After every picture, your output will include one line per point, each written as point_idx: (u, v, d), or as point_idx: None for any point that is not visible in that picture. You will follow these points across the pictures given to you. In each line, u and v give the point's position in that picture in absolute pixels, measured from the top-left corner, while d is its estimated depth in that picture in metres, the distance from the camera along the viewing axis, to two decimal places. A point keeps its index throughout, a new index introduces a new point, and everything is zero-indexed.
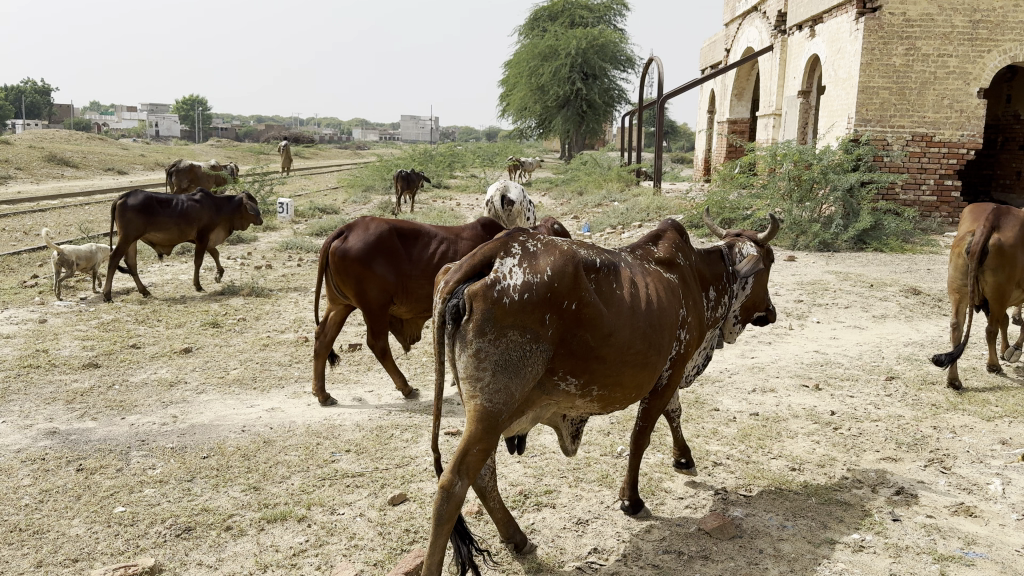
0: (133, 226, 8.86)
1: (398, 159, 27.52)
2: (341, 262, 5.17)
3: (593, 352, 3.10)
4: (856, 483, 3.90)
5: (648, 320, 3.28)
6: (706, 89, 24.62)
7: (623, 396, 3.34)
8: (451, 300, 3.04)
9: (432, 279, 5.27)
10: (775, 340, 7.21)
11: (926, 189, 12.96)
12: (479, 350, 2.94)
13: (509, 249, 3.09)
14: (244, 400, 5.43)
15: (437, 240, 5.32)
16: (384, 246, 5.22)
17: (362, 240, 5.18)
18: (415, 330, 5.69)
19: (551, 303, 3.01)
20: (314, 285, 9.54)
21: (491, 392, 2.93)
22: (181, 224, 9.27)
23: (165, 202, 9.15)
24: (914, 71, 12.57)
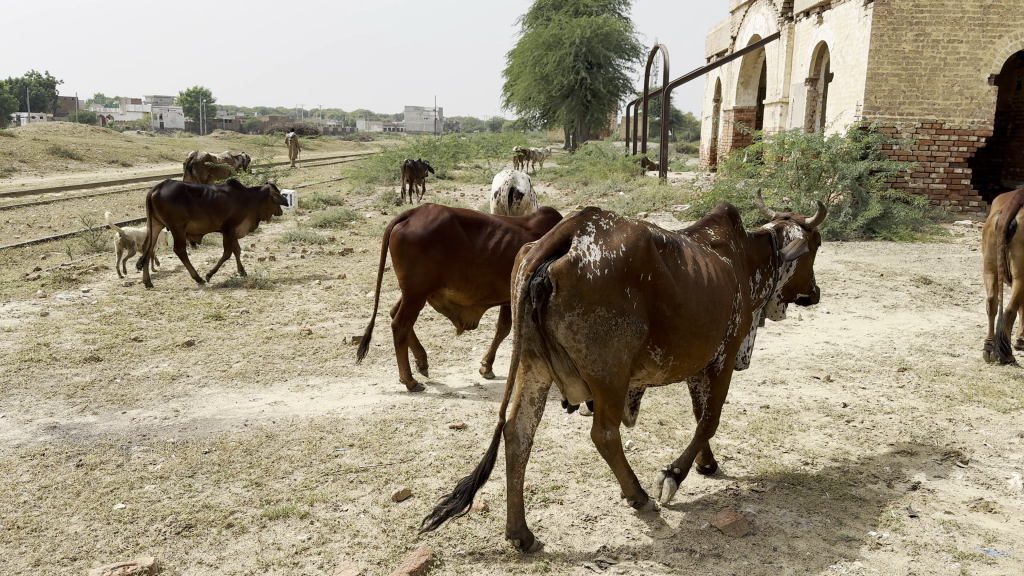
0: (167, 217, 8.95)
1: (402, 149, 27.41)
2: (399, 247, 5.32)
3: (668, 323, 3.29)
4: (871, 477, 3.81)
5: (712, 294, 3.50)
6: (712, 77, 24.42)
7: (691, 366, 3.53)
8: (536, 278, 3.16)
9: (492, 266, 5.37)
10: (785, 331, 7.12)
11: (936, 177, 12.82)
12: (571, 324, 3.12)
13: (584, 227, 3.23)
14: (246, 394, 5.36)
15: (499, 230, 5.43)
16: (445, 233, 5.34)
17: (423, 226, 5.32)
18: (474, 317, 5.78)
19: (629, 278, 3.18)
20: (317, 277, 9.47)
21: (591, 361, 3.15)
22: (212, 214, 9.26)
23: (196, 191, 9.16)
24: (923, 57, 12.40)
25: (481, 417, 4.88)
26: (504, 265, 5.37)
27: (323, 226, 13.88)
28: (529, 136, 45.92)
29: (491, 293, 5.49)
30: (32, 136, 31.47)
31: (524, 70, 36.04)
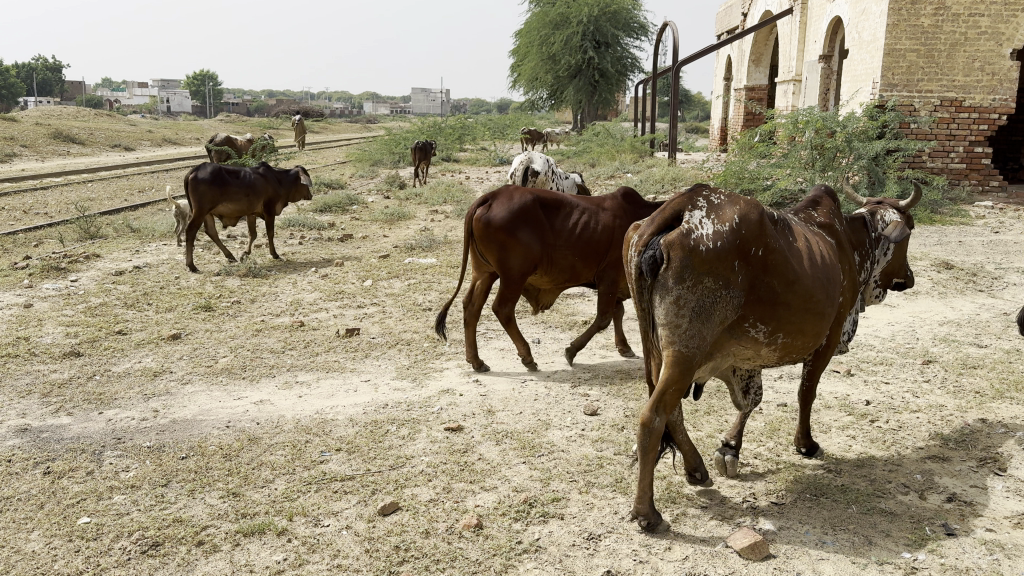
0: (206, 198, 8.84)
1: (407, 131, 27.01)
2: (486, 231, 5.23)
3: (778, 299, 3.34)
4: (901, 487, 3.48)
5: (823, 271, 3.54)
6: (723, 55, 23.88)
7: (801, 344, 3.56)
8: (648, 253, 3.27)
9: (576, 250, 5.37)
10: None
11: (955, 157, 12.38)
12: (678, 297, 3.17)
13: (696, 202, 3.31)
14: (231, 392, 5.06)
15: (579, 211, 5.41)
16: (530, 215, 5.28)
17: (507, 209, 5.24)
18: (549, 297, 5.84)
19: (742, 250, 3.23)
20: (314, 264, 9.15)
21: (688, 337, 3.17)
22: (250, 195, 9.20)
23: (235, 173, 9.09)
24: (943, 32, 11.93)
25: (479, 417, 4.57)
26: (587, 246, 5.36)
27: (324, 211, 13.56)
28: (536, 118, 45.42)
29: (571, 276, 5.49)
30: (35, 121, 31.15)
31: (530, 50, 35.51)
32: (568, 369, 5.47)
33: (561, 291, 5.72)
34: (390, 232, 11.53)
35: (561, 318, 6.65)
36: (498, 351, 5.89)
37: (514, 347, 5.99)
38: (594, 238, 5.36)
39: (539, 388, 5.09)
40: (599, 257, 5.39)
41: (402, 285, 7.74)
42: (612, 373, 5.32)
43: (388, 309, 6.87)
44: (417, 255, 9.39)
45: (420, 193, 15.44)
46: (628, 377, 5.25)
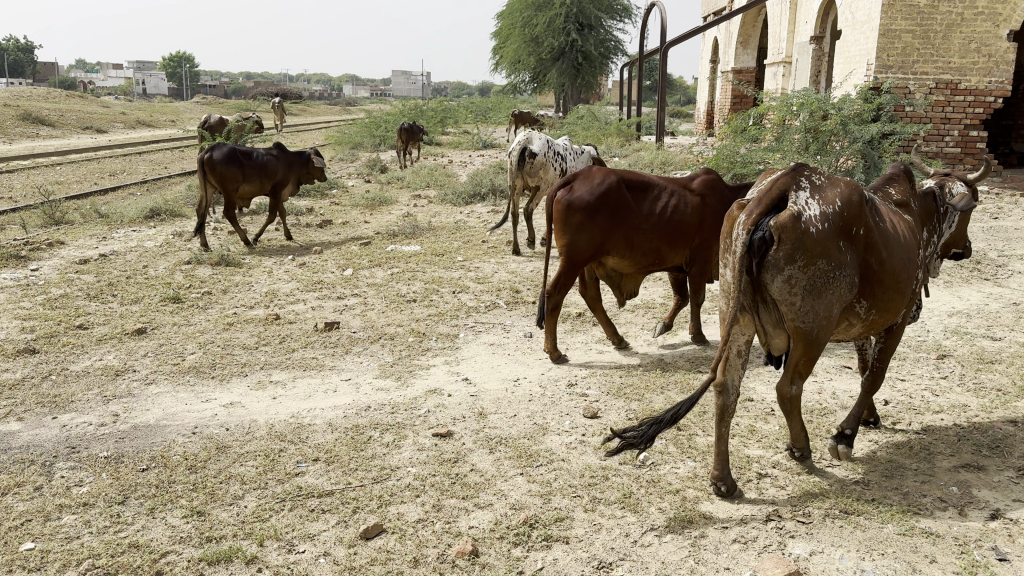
0: (225, 178, 8.91)
1: (387, 114, 26.42)
2: (566, 215, 5.06)
3: (873, 276, 3.45)
4: (938, 502, 3.16)
5: (904, 251, 3.65)
6: (709, 37, 23.48)
7: (886, 320, 3.68)
8: (757, 233, 3.25)
9: (662, 233, 5.14)
10: None
11: (950, 140, 12.06)
12: (790, 277, 3.20)
13: (800, 183, 3.31)
14: (200, 395, 4.67)
15: (666, 192, 5.20)
16: (613, 197, 5.07)
17: (590, 192, 5.06)
18: (633, 285, 5.57)
19: (845, 231, 3.29)
20: (291, 252, 8.70)
21: (801, 313, 3.23)
22: (263, 176, 9.25)
23: (248, 154, 9.16)
24: (939, 12, 11.62)
25: (470, 421, 4.21)
26: (673, 228, 5.16)
27: (302, 196, 13.09)
28: (518, 101, 44.91)
29: (655, 260, 5.27)
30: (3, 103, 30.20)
31: (513, 32, 34.92)
32: (564, 366, 5.12)
33: (644, 277, 5.47)
34: (371, 218, 11.10)
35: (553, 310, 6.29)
36: (487, 346, 5.52)
37: (504, 342, 5.61)
38: (680, 221, 5.16)
39: (533, 387, 4.73)
40: (685, 238, 5.22)
41: (384, 274, 7.34)
42: (610, 371, 4.97)
43: (369, 300, 6.47)
44: (399, 242, 8.97)
45: (402, 178, 14.97)
46: (628, 375, 4.90)
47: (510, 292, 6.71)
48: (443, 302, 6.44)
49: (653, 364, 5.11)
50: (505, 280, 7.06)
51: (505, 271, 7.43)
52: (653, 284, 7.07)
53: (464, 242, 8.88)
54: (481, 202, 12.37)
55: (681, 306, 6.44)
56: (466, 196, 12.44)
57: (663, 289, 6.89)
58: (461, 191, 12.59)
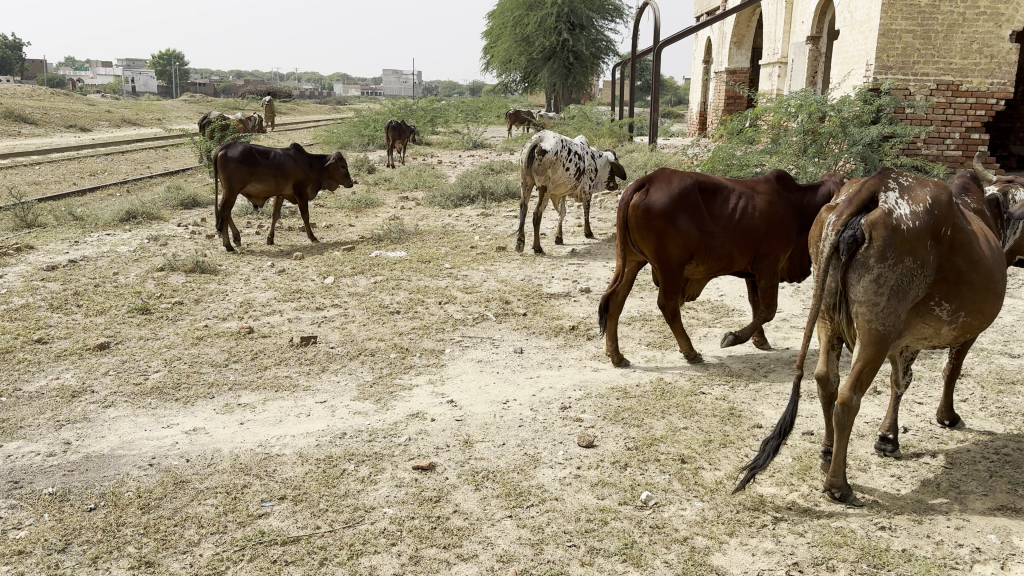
0: (234, 176, 8.71)
1: (376, 114, 26.00)
2: (645, 219, 4.86)
3: (963, 277, 3.33)
4: (976, 554, 2.84)
5: (999, 252, 3.55)
6: (702, 37, 23.17)
7: (978, 323, 3.56)
8: (846, 231, 3.27)
9: (735, 235, 5.01)
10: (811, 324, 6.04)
11: (951, 143, 11.75)
12: (878, 276, 3.18)
13: (889, 182, 3.30)
14: (160, 421, 4.29)
15: (736, 195, 5.05)
16: (692, 201, 4.90)
17: (668, 195, 4.87)
18: (695, 288, 5.50)
19: (936, 232, 3.24)
20: (269, 257, 8.32)
21: (884, 314, 3.19)
22: (279, 177, 8.98)
23: (264, 153, 8.89)
24: (940, 12, 11.33)
25: (454, 451, 3.85)
26: (743, 233, 5.02)
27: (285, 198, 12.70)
28: (509, 101, 44.56)
29: (726, 265, 5.13)
30: None
31: (504, 31, 34.53)
32: (557, 386, 4.76)
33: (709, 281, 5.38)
34: (356, 221, 10.71)
35: (545, 323, 5.94)
36: (474, 363, 5.15)
37: (493, 359, 5.25)
38: (750, 226, 5.02)
39: (524, 411, 4.38)
40: (754, 244, 5.07)
41: (366, 282, 6.97)
42: (609, 392, 4.64)
43: (350, 312, 6.10)
44: (384, 247, 8.59)
45: (389, 179, 14.58)
46: (627, 397, 4.56)
47: (500, 303, 6.36)
48: (428, 313, 6.07)
49: (653, 384, 4.77)
50: (495, 290, 6.70)
51: (494, 280, 7.07)
52: (650, 294, 6.72)
53: (452, 247, 8.51)
54: (470, 204, 12.02)
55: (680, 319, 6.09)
56: (454, 198, 12.07)
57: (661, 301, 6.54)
58: (450, 194, 12.23)
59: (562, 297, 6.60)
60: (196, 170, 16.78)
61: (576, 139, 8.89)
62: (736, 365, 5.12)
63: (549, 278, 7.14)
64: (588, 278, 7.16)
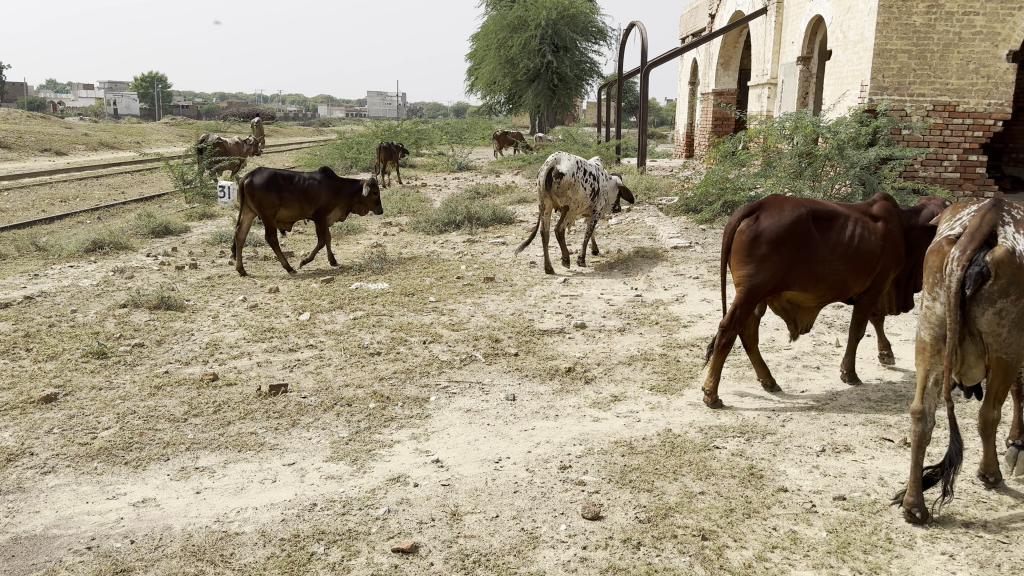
0: (261, 204, 8.51)
1: (359, 136, 25.57)
2: (750, 246, 4.61)
3: None
4: None
5: None
6: (688, 58, 22.93)
7: None
8: (971, 267, 3.24)
9: (851, 263, 4.69)
10: (825, 363, 5.61)
11: (949, 165, 11.43)
12: (1001, 310, 3.25)
13: (1004, 217, 3.35)
14: (104, 491, 3.78)
15: (851, 222, 4.74)
16: (804, 228, 4.61)
17: (778, 222, 4.60)
18: (810, 319, 5.05)
19: None
20: (242, 290, 7.82)
21: (1006, 344, 3.29)
22: (303, 202, 8.76)
23: (290, 178, 8.67)
24: (936, 31, 11.06)
25: (440, 526, 3.36)
26: (859, 262, 4.70)
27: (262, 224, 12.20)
28: (494, 122, 44.32)
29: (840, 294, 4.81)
30: None
31: (487, 52, 34.26)
32: (554, 441, 4.28)
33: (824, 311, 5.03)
34: (337, 248, 10.23)
35: (539, 364, 5.46)
36: (462, 413, 4.66)
37: (482, 407, 4.75)
38: (865, 254, 4.71)
39: (519, 472, 3.90)
40: (864, 273, 4.76)
41: (344, 319, 6.48)
42: (612, 447, 4.18)
43: (325, 353, 5.60)
44: (365, 278, 8.10)
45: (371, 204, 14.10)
46: (632, 454, 4.09)
47: (489, 341, 5.86)
48: (411, 353, 5.57)
49: (660, 437, 4.31)
50: (482, 326, 6.22)
51: (482, 315, 6.59)
52: (650, 330, 6.26)
53: (436, 278, 8.03)
54: (456, 230, 11.56)
55: (685, 358, 5.64)
56: (439, 223, 11.62)
57: (662, 337, 6.08)
58: (434, 218, 11.81)
59: (556, 333, 6.13)
60: (173, 195, 16.24)
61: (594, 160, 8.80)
62: (750, 414, 4.68)
63: (541, 312, 6.68)
64: (583, 312, 6.70)
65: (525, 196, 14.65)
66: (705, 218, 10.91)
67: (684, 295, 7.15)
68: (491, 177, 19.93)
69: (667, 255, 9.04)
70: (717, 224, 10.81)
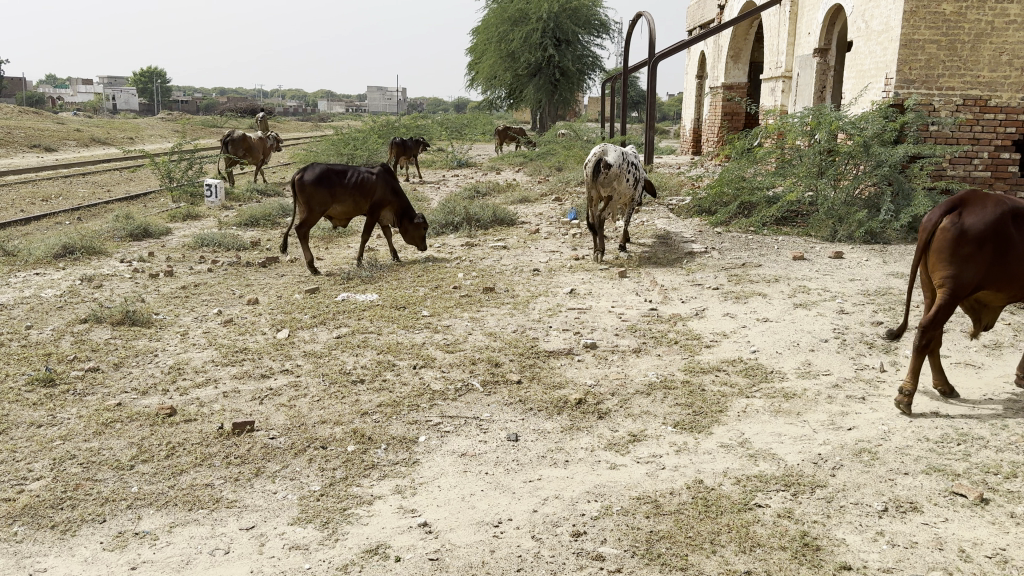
0: (311, 200, 8.17)
1: (355, 132, 24.85)
2: (952, 244, 4.31)
3: None
4: None
5: None
6: (695, 50, 22.21)
7: None
8: None
9: None
10: (869, 394, 4.92)
11: (979, 163, 10.75)
12: None
13: None
14: (21, 567, 3.10)
15: None
16: (1011, 229, 4.27)
17: (984, 220, 4.28)
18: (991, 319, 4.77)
19: None
20: (218, 302, 7.15)
21: None
22: (357, 197, 8.39)
23: (343, 172, 8.28)
24: (967, 20, 10.38)
25: None
26: None
27: (248, 225, 11.50)
28: (494, 118, 43.61)
29: None
30: None
31: (488, 46, 33.53)
32: (565, 495, 3.61)
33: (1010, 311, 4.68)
34: (326, 253, 9.54)
35: (543, 394, 4.78)
36: (456, 458, 3.97)
37: (479, 450, 4.06)
38: None
39: (524, 540, 3.24)
40: None
41: (327, 337, 5.81)
42: (634, 505, 3.52)
43: (300, 381, 4.92)
44: (352, 288, 7.42)
45: None
46: (659, 516, 3.42)
47: (489, 365, 5.18)
48: (399, 382, 4.87)
49: (690, 492, 3.64)
50: (481, 347, 5.53)
51: (479, 333, 5.92)
52: (669, 351, 5.58)
53: (431, 288, 7.34)
54: (454, 232, 10.87)
55: (710, 387, 4.95)
56: (436, 225, 10.93)
57: (683, 360, 5.41)
58: (431, 221, 11.13)
59: (562, 355, 5.45)
60: (159, 193, 15.54)
61: (633, 150, 8.93)
62: (792, 461, 4.00)
63: (546, 330, 6.00)
64: (593, 329, 6.03)
65: (528, 195, 13.95)
66: (719, 220, 10.21)
67: (704, 309, 6.47)
68: (491, 174, 19.22)
69: (681, 261, 8.35)
70: (732, 227, 10.10)
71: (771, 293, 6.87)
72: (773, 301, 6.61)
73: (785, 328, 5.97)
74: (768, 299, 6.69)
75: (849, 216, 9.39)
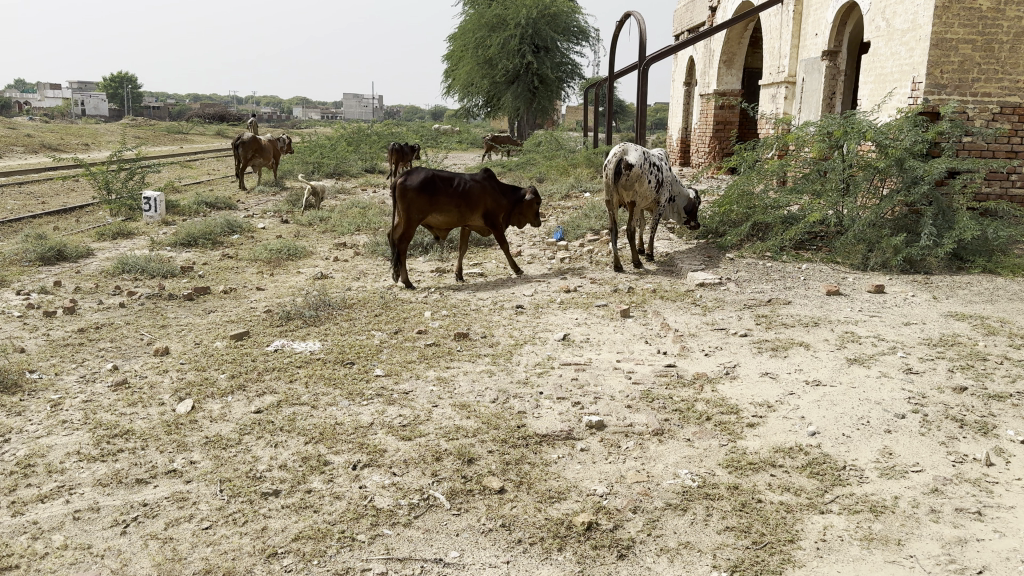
0: (414, 208, 7.25)
1: (321, 139, 23.31)
2: None
3: None
4: None
5: None
6: (684, 56, 20.96)
7: None
8: None
9: None
10: (985, 507, 3.53)
11: (1018, 179, 9.53)
12: None
13: None
14: None
15: None
16: None
17: None
18: None
19: None
20: (118, 352, 5.63)
21: None
22: (463, 207, 7.46)
23: (449, 179, 7.36)
24: (1005, 17, 9.17)
25: None
26: None
27: (185, 246, 9.95)
28: (472, 126, 42.27)
29: None
30: None
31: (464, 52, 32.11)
32: None
33: None
34: (270, 281, 8.03)
35: (535, 514, 3.34)
36: None
37: None
38: None
39: None
40: None
41: (242, 413, 4.33)
42: None
43: (189, 493, 3.45)
44: (292, 332, 5.94)
45: (324, 223, 11.92)
46: None
47: (456, 463, 3.73)
48: (329, 495, 3.42)
49: None
50: (449, 430, 4.09)
51: (449, 405, 4.46)
52: (702, 433, 4.16)
53: (390, 334, 5.89)
54: (423, 254, 9.40)
55: (769, 496, 3.54)
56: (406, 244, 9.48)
57: (723, 449, 3.99)
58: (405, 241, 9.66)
59: (559, 443, 4.02)
60: (96, 208, 13.87)
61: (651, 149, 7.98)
62: None
63: (536, 399, 4.58)
64: (596, 397, 4.61)
65: None
66: (729, 242, 8.86)
67: (736, 367, 5.09)
68: None
69: (692, 295, 6.97)
70: (745, 251, 8.75)
71: (815, 343, 5.50)
72: (820, 356, 5.24)
73: (846, 398, 4.59)
74: (814, 352, 5.32)
75: (880, 241, 8.09)
